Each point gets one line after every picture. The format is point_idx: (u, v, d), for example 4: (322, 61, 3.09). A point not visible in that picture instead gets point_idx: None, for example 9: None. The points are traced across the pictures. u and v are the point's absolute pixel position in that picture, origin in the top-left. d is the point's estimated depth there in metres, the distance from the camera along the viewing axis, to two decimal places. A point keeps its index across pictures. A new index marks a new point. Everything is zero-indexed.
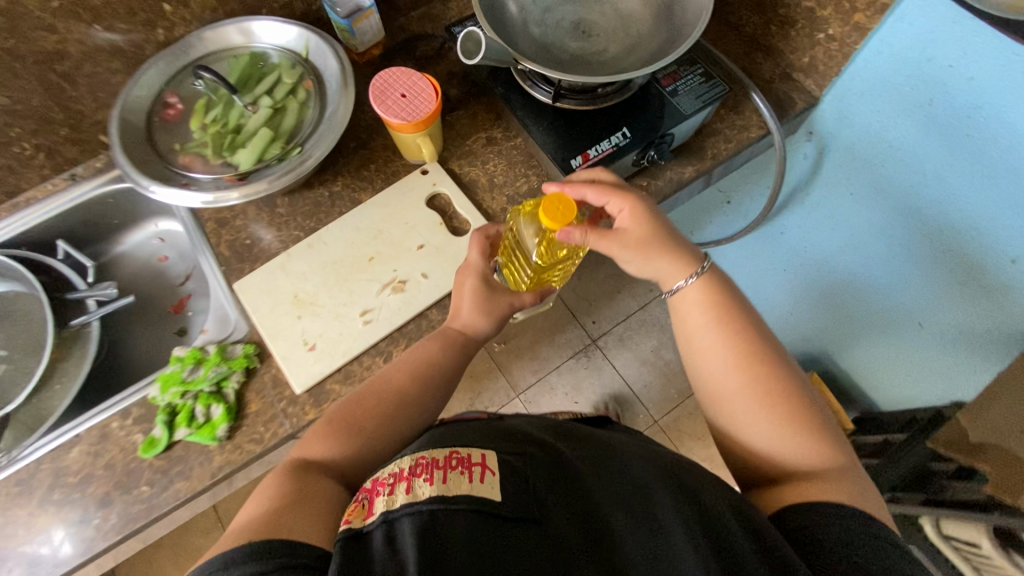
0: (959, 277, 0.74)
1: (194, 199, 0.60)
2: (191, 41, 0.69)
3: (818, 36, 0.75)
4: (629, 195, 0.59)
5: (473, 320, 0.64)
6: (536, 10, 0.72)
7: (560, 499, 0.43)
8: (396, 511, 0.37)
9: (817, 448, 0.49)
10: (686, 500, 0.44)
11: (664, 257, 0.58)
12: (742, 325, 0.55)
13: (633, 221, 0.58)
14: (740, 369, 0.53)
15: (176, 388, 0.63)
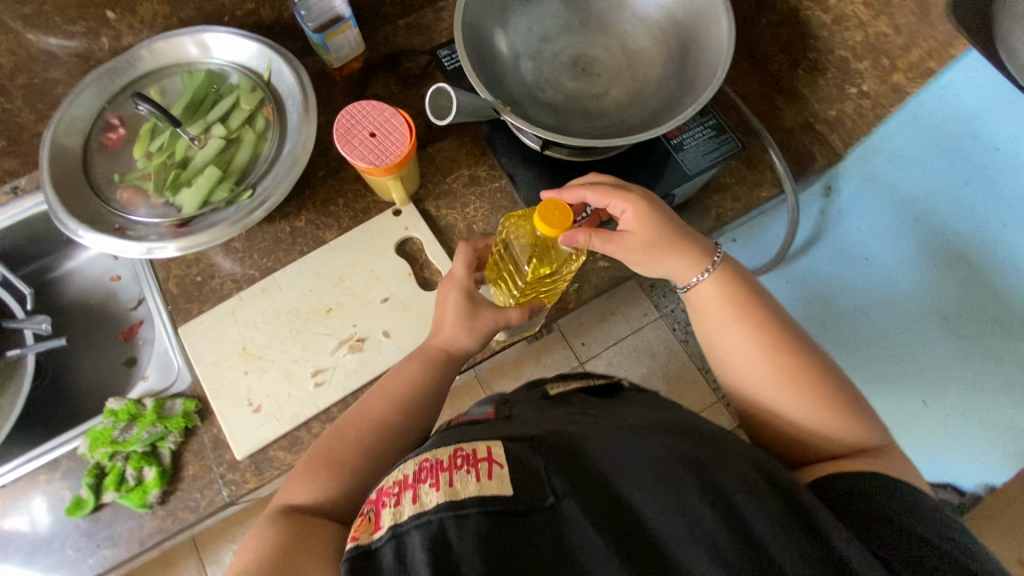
0: (983, 361, 0.68)
1: (125, 249, 0.54)
2: (139, 53, 0.61)
3: (849, 90, 0.66)
4: (633, 194, 0.52)
5: (456, 336, 0.55)
6: (531, 40, 0.63)
7: (573, 474, 0.39)
8: (404, 524, 0.36)
9: (854, 424, 0.46)
10: (711, 469, 0.38)
11: (676, 252, 0.52)
12: (759, 314, 0.51)
13: (639, 222, 0.52)
14: (761, 362, 0.49)
15: (105, 449, 0.59)
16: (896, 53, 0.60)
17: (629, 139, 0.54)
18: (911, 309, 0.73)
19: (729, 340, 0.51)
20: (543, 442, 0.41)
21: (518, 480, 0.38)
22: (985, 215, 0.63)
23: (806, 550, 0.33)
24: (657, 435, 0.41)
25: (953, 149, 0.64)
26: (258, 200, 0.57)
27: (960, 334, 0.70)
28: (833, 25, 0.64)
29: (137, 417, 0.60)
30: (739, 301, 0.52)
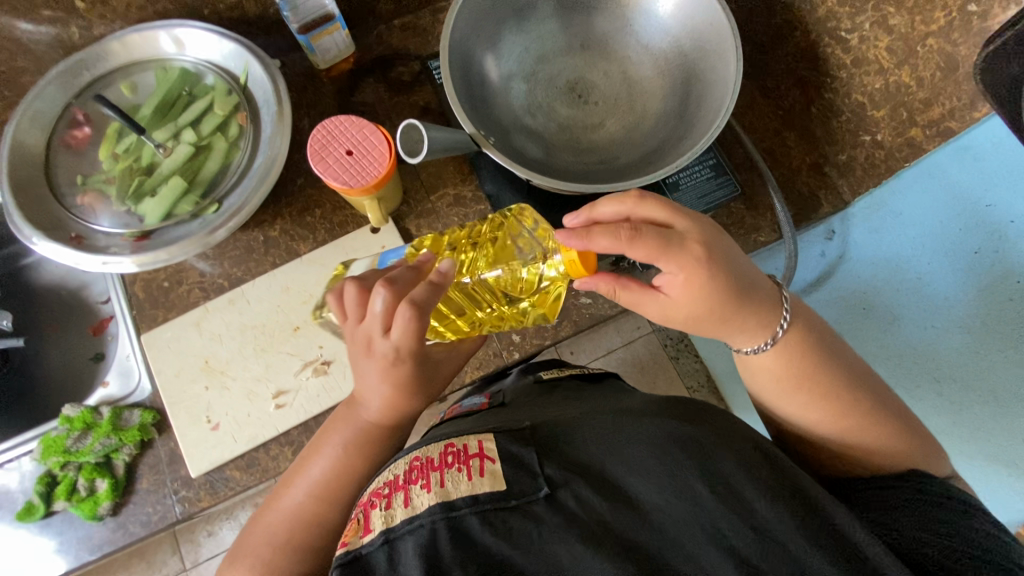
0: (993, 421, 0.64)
1: (81, 260, 0.52)
2: (110, 46, 0.58)
3: (862, 138, 0.62)
4: (690, 256, 0.41)
5: (390, 407, 0.51)
6: (526, 62, 0.59)
7: (567, 459, 0.40)
8: (396, 530, 0.37)
9: (897, 436, 0.44)
10: (705, 452, 0.40)
11: (732, 319, 0.44)
12: (833, 379, 0.46)
13: (687, 292, 0.42)
14: (821, 417, 0.46)
15: (57, 457, 0.59)
16: (916, 106, 0.59)
17: (617, 185, 0.51)
18: (907, 361, 0.71)
19: (792, 400, 0.46)
20: (535, 434, 0.43)
21: (513, 473, 0.39)
22: (991, 286, 0.61)
23: (818, 537, 0.35)
24: (648, 421, 0.43)
25: (962, 212, 0.62)
26: (223, 215, 0.55)
27: (950, 393, 0.68)
28: (852, 67, 0.61)
29: (92, 426, 0.60)
30: (805, 362, 0.46)
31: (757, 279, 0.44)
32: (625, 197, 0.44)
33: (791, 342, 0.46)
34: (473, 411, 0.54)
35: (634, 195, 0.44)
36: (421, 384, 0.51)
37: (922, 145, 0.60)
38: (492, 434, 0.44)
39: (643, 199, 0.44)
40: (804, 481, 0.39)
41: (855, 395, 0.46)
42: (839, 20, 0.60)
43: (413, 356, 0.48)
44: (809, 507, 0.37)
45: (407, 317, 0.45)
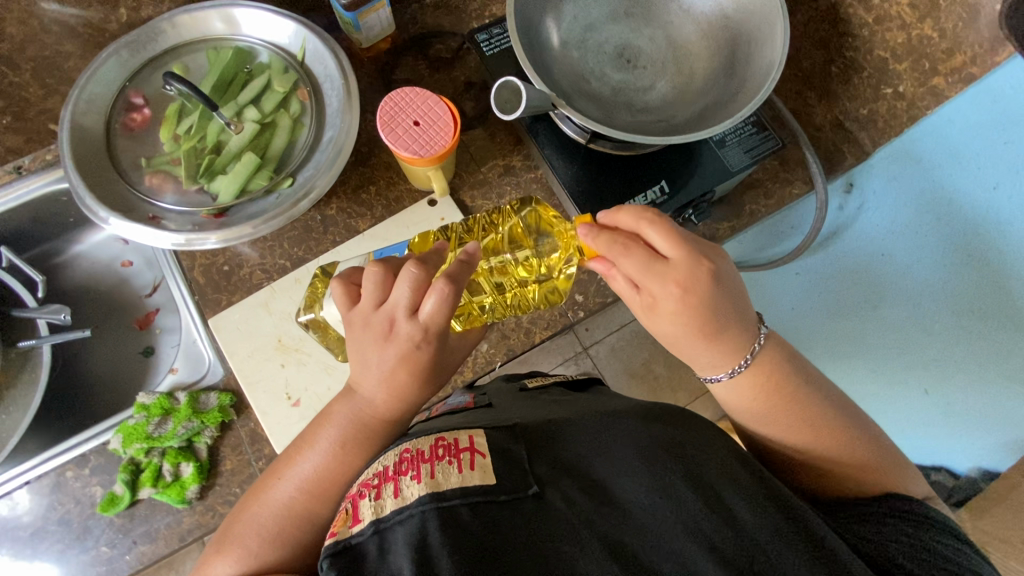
0: (1001, 329, 0.75)
1: (162, 240, 0.52)
2: (161, 27, 0.58)
3: (885, 91, 0.67)
4: (677, 273, 0.44)
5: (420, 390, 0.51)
6: (576, 29, 0.62)
7: (556, 461, 0.42)
8: (387, 520, 0.37)
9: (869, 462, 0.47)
10: (687, 461, 0.42)
11: (703, 350, 0.47)
12: (806, 406, 0.48)
13: (676, 301, 0.44)
14: (797, 430, 0.48)
15: (139, 444, 0.57)
16: (937, 56, 0.64)
17: (688, 136, 0.54)
18: (925, 305, 0.79)
19: (764, 418, 0.49)
20: (525, 432, 0.45)
21: (502, 469, 0.40)
22: (1006, 220, 0.72)
23: (791, 541, 0.36)
24: (637, 426, 0.46)
25: (988, 150, 0.70)
26: (299, 190, 0.55)
27: (970, 322, 0.77)
28: (874, 24, 0.66)
29: (170, 412, 0.59)
30: (778, 384, 0.48)
31: (737, 306, 0.47)
32: (628, 213, 0.46)
33: (769, 356, 0.48)
34: (461, 408, 0.56)
35: (651, 215, 0.45)
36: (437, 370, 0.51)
37: (945, 92, 0.65)
38: (482, 431, 0.45)
39: (653, 223, 0.45)
40: (781, 488, 0.41)
41: (831, 416, 0.48)
42: None
43: (433, 339, 0.47)
44: (779, 504, 0.39)
45: (441, 291, 0.44)
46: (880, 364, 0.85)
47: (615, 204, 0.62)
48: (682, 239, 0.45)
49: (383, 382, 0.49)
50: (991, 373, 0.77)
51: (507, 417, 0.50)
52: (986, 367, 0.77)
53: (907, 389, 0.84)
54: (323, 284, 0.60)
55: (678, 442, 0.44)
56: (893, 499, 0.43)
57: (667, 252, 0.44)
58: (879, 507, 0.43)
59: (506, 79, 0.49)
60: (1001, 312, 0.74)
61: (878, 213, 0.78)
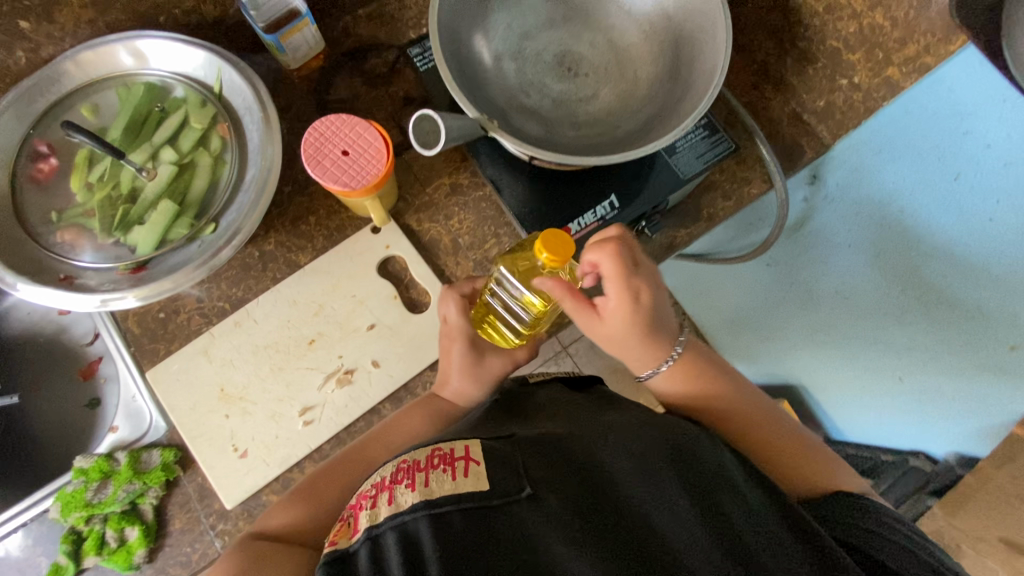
0: (951, 323, 0.72)
1: (76, 303, 0.49)
2: (63, 67, 0.54)
3: (839, 82, 0.64)
4: (611, 304, 0.50)
5: (462, 387, 0.57)
6: (511, 38, 0.58)
7: (556, 468, 0.39)
8: (380, 526, 0.34)
9: (804, 464, 0.48)
10: (691, 470, 0.40)
11: (640, 348, 0.51)
12: (723, 385, 0.53)
13: (609, 319, 0.50)
14: (724, 424, 0.51)
15: (78, 513, 0.55)
16: (890, 45, 0.61)
17: (628, 153, 0.51)
18: (891, 295, 0.78)
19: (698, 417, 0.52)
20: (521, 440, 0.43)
21: (497, 474, 0.37)
22: (969, 211, 0.67)
23: (791, 554, 0.35)
24: (640, 431, 0.44)
25: (945, 143, 0.67)
26: (222, 236, 0.53)
27: (938, 314, 0.73)
28: (825, 14, 0.62)
29: (110, 475, 0.56)
30: (699, 366, 0.53)
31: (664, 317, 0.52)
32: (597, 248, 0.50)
33: (687, 353, 0.53)
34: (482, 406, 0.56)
35: (601, 249, 0.50)
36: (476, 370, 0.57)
37: (899, 83, 0.62)
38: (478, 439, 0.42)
39: (601, 256, 0.50)
40: (786, 501, 0.40)
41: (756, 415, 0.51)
42: None
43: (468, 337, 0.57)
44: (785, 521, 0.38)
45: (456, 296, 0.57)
46: (854, 353, 0.86)
47: (564, 222, 0.60)
48: (624, 275, 0.49)
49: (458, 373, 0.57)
50: (944, 365, 0.75)
51: (506, 427, 0.47)
52: (942, 359, 0.75)
53: (883, 376, 0.83)
54: (287, 312, 0.60)
55: (683, 446, 0.43)
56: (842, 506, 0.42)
57: (611, 288, 0.49)
58: (827, 508, 0.43)
59: (422, 111, 0.48)
60: (957, 304, 0.71)
61: (840, 203, 0.80)
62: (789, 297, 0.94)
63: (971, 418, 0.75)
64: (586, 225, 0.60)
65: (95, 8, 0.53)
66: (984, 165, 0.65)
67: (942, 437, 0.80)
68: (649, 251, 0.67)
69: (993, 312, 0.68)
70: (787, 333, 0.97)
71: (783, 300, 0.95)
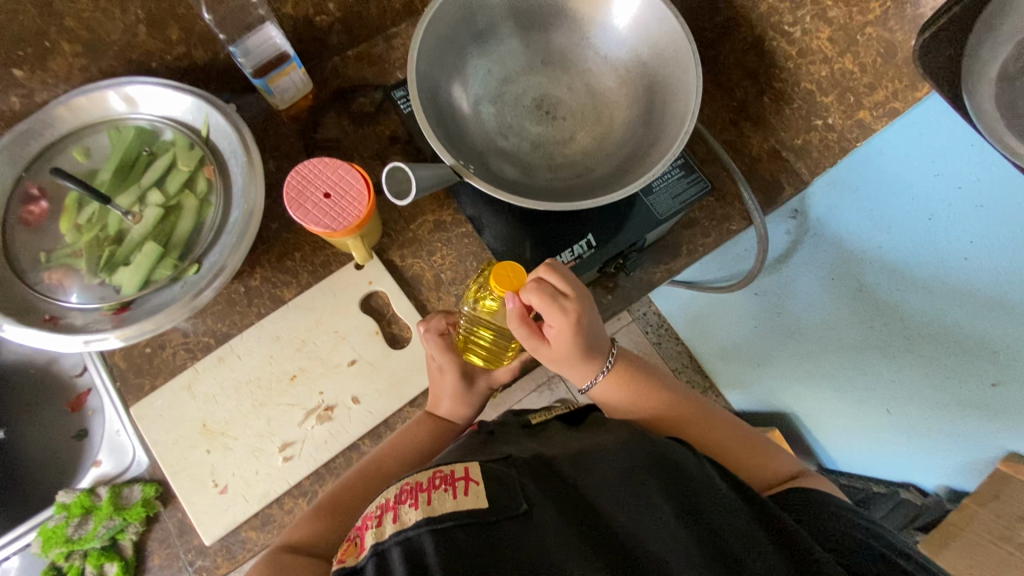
0: (934, 360, 0.71)
1: (61, 343, 0.52)
2: (56, 112, 0.56)
3: (815, 122, 0.66)
4: (552, 331, 0.51)
5: (456, 411, 0.59)
6: (490, 83, 0.60)
7: (548, 487, 0.41)
8: (385, 541, 0.35)
9: (753, 456, 0.54)
10: (674, 475, 0.42)
11: (576, 364, 0.54)
12: (654, 394, 0.57)
13: (552, 342, 0.52)
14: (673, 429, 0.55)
15: (59, 548, 0.57)
16: (861, 90, 0.61)
17: (598, 200, 0.52)
18: (875, 329, 0.77)
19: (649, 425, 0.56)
20: (517, 461, 0.44)
21: (494, 492, 0.39)
22: (943, 250, 0.65)
23: (768, 550, 0.36)
24: (625, 444, 0.45)
25: (917, 186, 0.66)
26: (205, 275, 0.55)
27: (921, 349, 0.72)
28: (798, 58, 0.63)
29: (91, 509, 0.58)
30: (631, 375, 0.57)
31: (599, 332, 0.54)
32: (535, 287, 0.50)
33: (622, 361, 0.57)
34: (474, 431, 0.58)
35: (535, 287, 0.50)
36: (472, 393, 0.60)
37: (873, 125, 0.63)
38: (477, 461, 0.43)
39: (532, 290, 0.50)
40: (768, 504, 0.41)
41: (702, 417, 0.56)
42: (781, 15, 0.63)
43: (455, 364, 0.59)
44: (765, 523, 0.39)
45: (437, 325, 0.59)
46: (845, 386, 0.86)
47: (542, 260, 0.61)
48: (558, 309, 0.50)
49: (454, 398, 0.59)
50: (931, 400, 0.74)
51: (499, 449, 0.48)
52: (930, 394, 0.73)
53: (872, 407, 0.83)
54: (269, 348, 0.61)
55: (668, 455, 0.44)
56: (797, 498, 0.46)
57: (549, 319, 0.50)
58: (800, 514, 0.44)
59: (394, 163, 0.51)
60: (938, 342, 0.69)
61: (824, 238, 0.81)
62: (779, 330, 0.95)
63: (964, 453, 0.73)
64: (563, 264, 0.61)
65: (88, 57, 0.55)
66: (956, 207, 0.62)
67: (939, 468, 0.78)
68: (630, 287, 0.68)
69: (976, 351, 0.65)
70: (777, 362, 0.99)
71: (770, 332, 0.97)
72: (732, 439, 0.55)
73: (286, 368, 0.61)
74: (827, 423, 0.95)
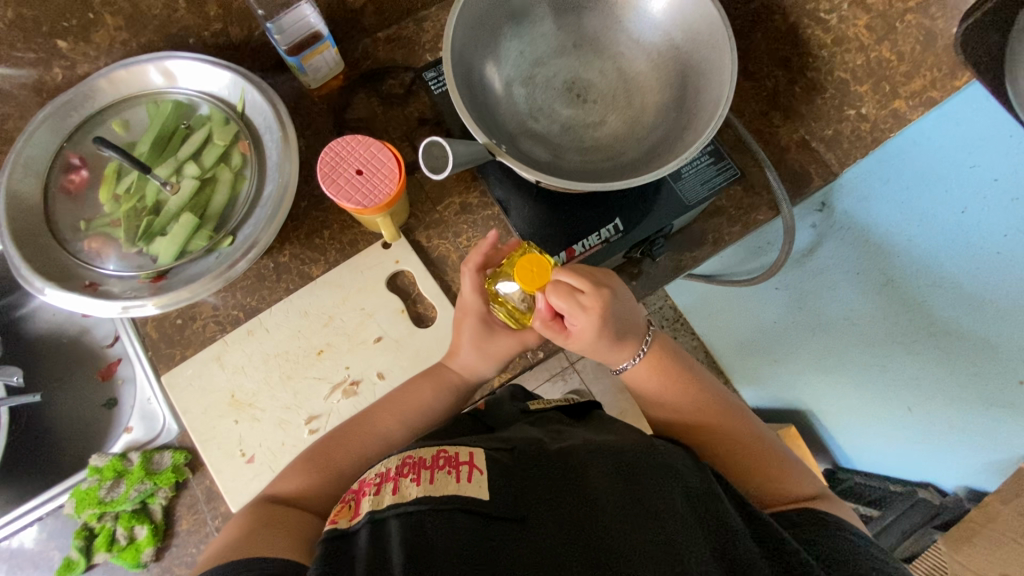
0: (959, 355, 0.70)
1: (99, 308, 0.53)
2: (97, 84, 0.57)
3: (847, 113, 0.66)
4: (577, 328, 0.52)
5: (474, 362, 0.58)
6: (522, 65, 0.61)
7: (554, 485, 0.40)
8: (383, 511, 0.35)
9: (793, 480, 0.50)
10: (678, 481, 0.41)
11: (604, 353, 0.55)
12: (691, 385, 0.57)
13: (578, 338, 0.53)
14: (715, 435, 0.54)
15: (92, 509, 0.58)
16: (897, 79, 0.62)
17: (632, 182, 0.52)
18: (898, 324, 0.77)
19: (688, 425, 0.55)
20: (522, 454, 0.43)
21: (501, 484, 0.38)
22: (975, 243, 0.63)
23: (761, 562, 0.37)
24: (625, 451, 0.45)
25: (950, 177, 0.64)
26: (238, 248, 0.56)
27: (944, 345, 0.71)
28: (834, 46, 0.63)
29: (123, 474, 0.59)
30: (669, 369, 0.57)
31: (631, 317, 0.55)
32: (557, 283, 0.51)
33: (656, 349, 0.58)
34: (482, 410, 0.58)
35: (553, 285, 0.51)
36: (488, 347, 0.58)
37: (907, 115, 0.63)
38: (482, 449, 0.43)
39: (554, 288, 0.50)
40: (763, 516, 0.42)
41: (747, 433, 0.55)
42: (817, 2, 0.63)
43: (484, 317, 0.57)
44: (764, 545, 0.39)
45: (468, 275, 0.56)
46: (866, 380, 0.85)
47: (569, 243, 0.61)
48: (578, 304, 0.50)
49: (473, 344, 0.58)
50: (955, 397, 0.73)
51: (503, 440, 0.47)
52: (954, 391, 0.72)
53: (893, 404, 0.82)
54: (296, 322, 0.62)
55: (671, 463, 0.43)
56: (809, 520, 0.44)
57: (574, 319, 0.51)
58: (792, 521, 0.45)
59: (432, 140, 0.52)
60: (965, 337, 0.68)
61: (850, 231, 0.80)
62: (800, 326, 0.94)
63: (987, 452, 0.72)
64: (590, 247, 0.61)
65: (129, 30, 0.56)
66: (990, 200, 0.60)
67: (960, 466, 0.77)
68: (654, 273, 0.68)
69: (1004, 348, 0.64)
70: (798, 356, 0.98)
71: (789, 326, 0.97)
72: (777, 461, 0.52)
73: (314, 343, 0.62)
74: (846, 418, 0.95)
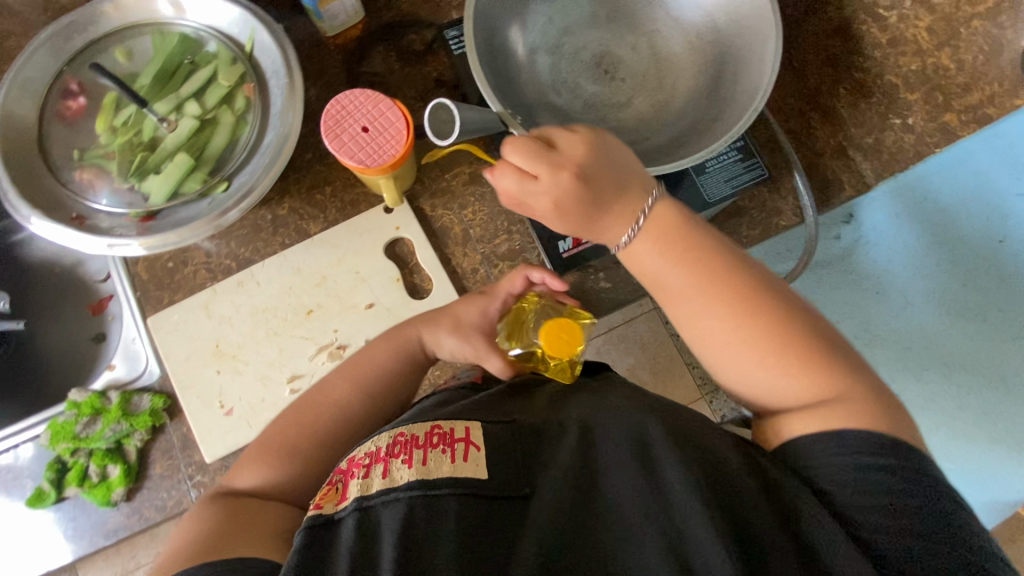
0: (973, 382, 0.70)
1: (84, 242, 0.51)
2: (102, 8, 0.55)
3: (892, 121, 0.60)
4: (544, 207, 0.43)
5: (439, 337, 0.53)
6: (550, 33, 0.57)
7: (554, 460, 0.37)
8: (372, 498, 0.32)
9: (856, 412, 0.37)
10: (694, 446, 0.37)
11: (594, 228, 0.43)
12: (712, 265, 0.42)
13: (554, 218, 0.44)
14: (766, 358, 0.40)
15: (65, 444, 0.58)
16: (953, 90, 0.59)
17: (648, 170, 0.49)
18: (914, 351, 0.71)
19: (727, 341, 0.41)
20: (523, 425, 0.40)
21: (499, 466, 0.35)
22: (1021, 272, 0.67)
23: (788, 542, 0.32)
24: (637, 414, 0.40)
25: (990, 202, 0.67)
26: (233, 195, 0.54)
27: (959, 378, 0.71)
28: (888, 46, 0.60)
29: (100, 412, 0.59)
30: (676, 239, 0.42)
31: (617, 178, 0.42)
32: (501, 166, 0.44)
33: (665, 216, 0.43)
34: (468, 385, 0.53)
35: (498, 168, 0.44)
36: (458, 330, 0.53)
37: (956, 130, 0.59)
38: (480, 421, 0.39)
39: (502, 169, 0.44)
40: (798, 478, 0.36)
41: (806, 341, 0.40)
42: None
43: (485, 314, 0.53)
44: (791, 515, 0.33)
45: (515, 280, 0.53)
46: None
47: None
48: (530, 183, 0.43)
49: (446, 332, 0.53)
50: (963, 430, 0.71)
51: (503, 407, 0.43)
52: (964, 424, 0.71)
53: None
54: (291, 279, 0.61)
55: (685, 428, 0.38)
56: (879, 447, 0.34)
57: (535, 201, 0.43)
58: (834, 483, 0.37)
59: (440, 99, 0.50)
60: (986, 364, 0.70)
61: (880, 246, 0.69)
62: None
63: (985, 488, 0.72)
64: None
65: None
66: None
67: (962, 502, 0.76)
68: None
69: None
70: None
71: None
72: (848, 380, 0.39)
73: (306, 303, 0.60)
74: None
